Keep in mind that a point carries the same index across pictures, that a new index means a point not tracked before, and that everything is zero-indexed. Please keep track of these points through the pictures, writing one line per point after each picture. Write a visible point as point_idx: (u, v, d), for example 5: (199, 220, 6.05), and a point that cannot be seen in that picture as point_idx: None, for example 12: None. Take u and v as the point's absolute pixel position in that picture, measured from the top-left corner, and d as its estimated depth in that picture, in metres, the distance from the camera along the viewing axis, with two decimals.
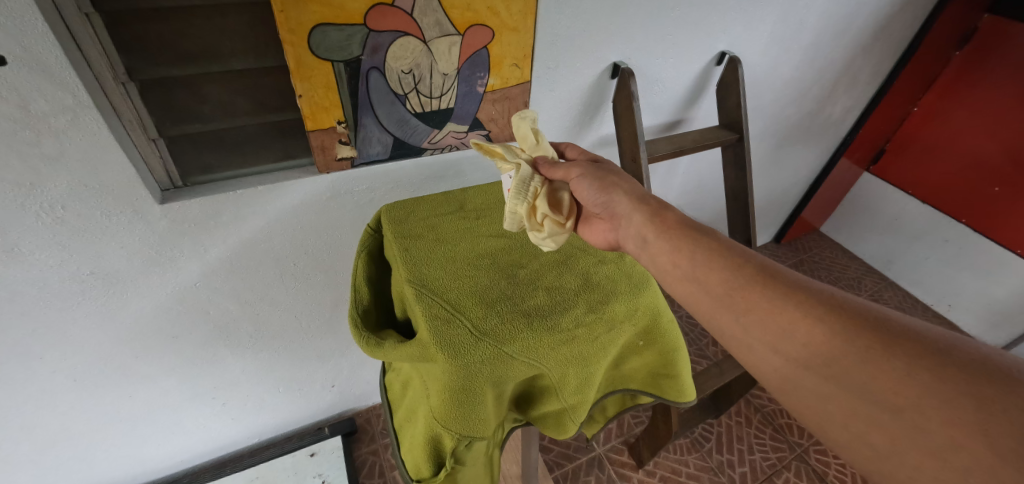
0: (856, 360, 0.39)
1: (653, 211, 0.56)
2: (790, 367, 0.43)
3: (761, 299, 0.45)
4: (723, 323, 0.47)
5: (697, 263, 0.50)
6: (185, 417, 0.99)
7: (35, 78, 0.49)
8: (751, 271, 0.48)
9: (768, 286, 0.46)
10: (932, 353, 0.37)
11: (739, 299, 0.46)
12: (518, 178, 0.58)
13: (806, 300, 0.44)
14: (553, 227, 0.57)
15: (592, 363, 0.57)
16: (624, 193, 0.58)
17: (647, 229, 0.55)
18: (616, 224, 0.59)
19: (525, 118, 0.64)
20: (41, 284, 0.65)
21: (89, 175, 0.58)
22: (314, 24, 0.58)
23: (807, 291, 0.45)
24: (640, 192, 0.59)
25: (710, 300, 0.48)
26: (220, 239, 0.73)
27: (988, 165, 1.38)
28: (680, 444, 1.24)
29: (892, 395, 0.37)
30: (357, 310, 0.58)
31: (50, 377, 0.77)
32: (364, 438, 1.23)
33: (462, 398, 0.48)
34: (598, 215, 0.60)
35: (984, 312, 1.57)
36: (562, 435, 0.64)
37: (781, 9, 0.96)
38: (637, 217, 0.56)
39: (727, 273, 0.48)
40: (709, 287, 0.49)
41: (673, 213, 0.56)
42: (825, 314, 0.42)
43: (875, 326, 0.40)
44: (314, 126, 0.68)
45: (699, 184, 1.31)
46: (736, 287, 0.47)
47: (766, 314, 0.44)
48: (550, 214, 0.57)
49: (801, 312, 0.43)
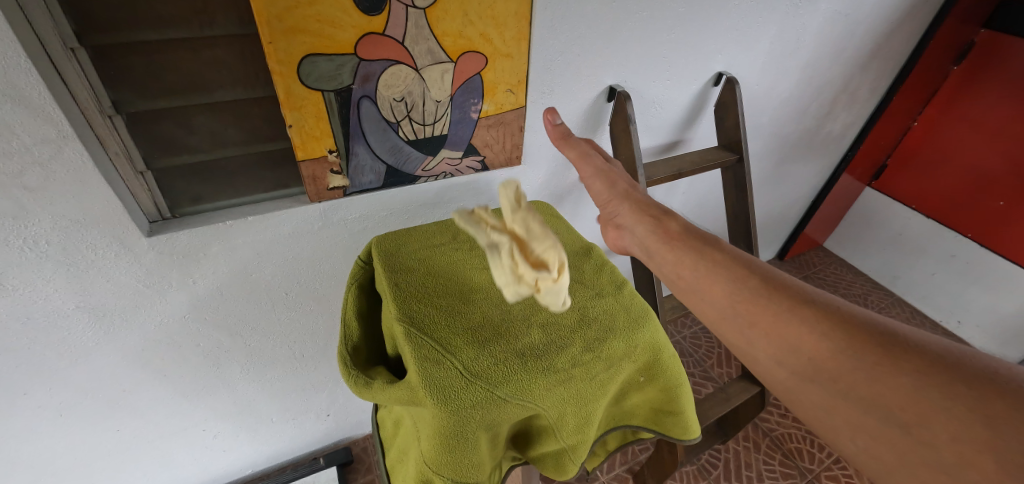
0: (864, 376, 0.40)
1: (656, 222, 0.59)
2: (796, 382, 0.44)
3: (766, 313, 0.46)
4: (731, 336, 0.49)
5: (702, 274, 0.52)
6: (174, 451, 0.96)
7: (20, 113, 0.48)
8: (755, 285, 0.48)
9: (772, 301, 0.47)
10: (939, 368, 0.38)
11: (744, 313, 0.48)
12: (490, 253, 0.49)
13: (812, 313, 0.45)
14: (553, 285, 0.50)
15: (592, 402, 0.54)
16: (627, 204, 0.63)
17: (652, 239, 0.58)
18: (623, 231, 0.64)
19: (506, 184, 0.53)
20: (23, 318, 0.63)
21: (74, 209, 0.57)
22: (303, 55, 0.58)
23: (813, 304, 0.45)
24: (643, 202, 0.62)
25: (717, 311, 0.50)
26: (209, 271, 0.71)
27: (992, 178, 1.36)
28: (686, 472, 1.20)
29: (900, 411, 0.38)
30: (346, 347, 0.56)
31: (36, 412, 0.74)
32: (360, 469, 1.18)
33: (454, 444, 0.46)
34: (608, 222, 0.66)
35: (995, 329, 1.52)
36: (561, 476, 0.61)
37: (777, 29, 0.95)
38: (641, 228, 0.60)
39: (731, 286, 0.49)
40: (715, 300, 0.50)
41: (676, 221, 0.58)
42: (831, 329, 0.43)
43: (883, 341, 0.41)
44: (304, 156, 0.67)
45: (700, 204, 1.29)
46: (741, 300, 0.48)
47: (771, 329, 0.46)
48: (543, 274, 0.49)
49: (808, 328, 0.44)
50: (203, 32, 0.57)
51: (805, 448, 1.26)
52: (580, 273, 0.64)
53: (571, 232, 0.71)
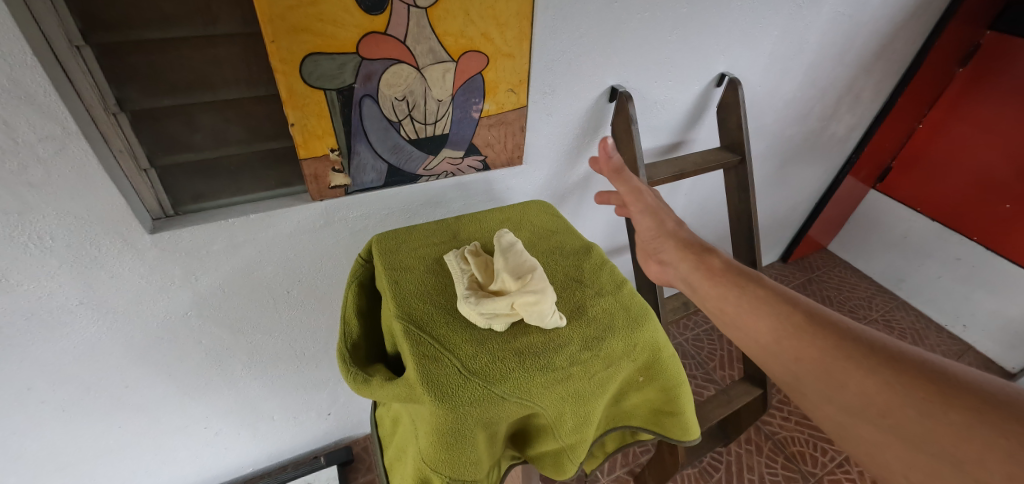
0: (911, 413, 0.40)
1: (699, 259, 0.62)
2: (844, 417, 0.44)
3: (809, 347, 0.48)
4: (776, 370, 0.51)
5: (746, 309, 0.54)
6: (176, 447, 0.96)
7: (25, 110, 0.49)
8: (798, 321, 0.50)
9: (815, 334, 0.48)
10: (992, 405, 0.36)
11: (788, 348, 0.49)
12: (461, 308, 0.54)
13: (856, 348, 0.45)
14: (532, 304, 0.52)
15: (590, 401, 0.54)
16: (673, 243, 0.66)
17: (694, 275, 0.62)
18: (666, 265, 0.67)
19: (451, 253, 0.61)
20: (27, 313, 0.64)
21: (78, 206, 0.57)
22: (306, 54, 0.58)
23: (856, 339, 0.46)
24: (689, 241, 0.66)
25: (762, 346, 0.52)
26: (212, 268, 0.72)
27: (999, 182, 1.35)
28: (688, 474, 1.19)
29: (950, 447, 0.37)
30: (346, 344, 0.57)
31: (39, 406, 0.75)
32: (361, 468, 1.18)
33: (452, 442, 0.46)
34: (653, 256, 0.70)
35: (1000, 333, 1.50)
36: (560, 476, 0.60)
37: (780, 29, 0.95)
38: (685, 264, 0.63)
39: (773, 321, 0.52)
40: (759, 334, 0.52)
41: (719, 259, 0.61)
42: (877, 364, 0.43)
43: (930, 376, 0.40)
44: (307, 155, 0.67)
45: (702, 204, 1.28)
46: (784, 336, 0.50)
47: (814, 362, 0.47)
48: (512, 299, 0.53)
49: (853, 362, 0.44)
50: (208, 30, 0.57)
51: (807, 452, 1.24)
52: (579, 272, 0.64)
53: (571, 231, 0.71)
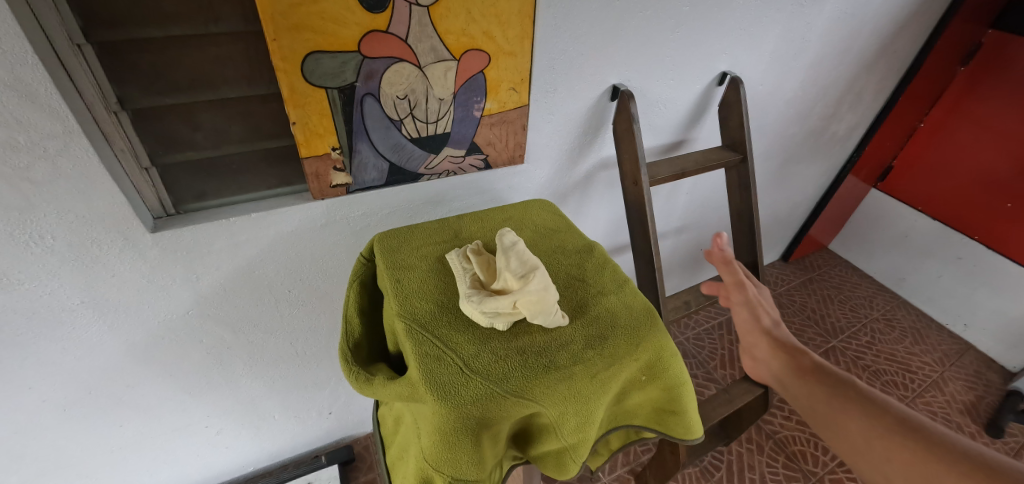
0: None
1: (792, 358, 0.65)
2: None
3: (900, 448, 0.47)
4: (868, 471, 0.49)
5: (834, 407, 0.55)
6: (177, 446, 0.96)
7: (26, 109, 0.49)
8: (888, 421, 0.50)
9: (903, 435, 0.48)
10: None
11: (879, 447, 0.49)
12: (463, 307, 0.54)
13: (948, 453, 0.44)
14: (534, 302, 0.52)
15: (592, 401, 0.53)
16: (767, 340, 0.69)
17: (788, 373, 0.64)
18: (761, 360, 0.69)
19: (453, 252, 0.61)
20: (28, 313, 0.64)
21: (79, 205, 0.57)
22: (307, 52, 0.58)
23: (947, 447, 0.45)
24: (785, 340, 0.68)
25: (851, 444, 0.52)
26: (213, 267, 0.71)
27: (1000, 181, 1.35)
28: (689, 473, 1.19)
29: None
30: (348, 344, 0.57)
31: (40, 405, 0.75)
32: (361, 467, 1.18)
33: (454, 441, 0.46)
34: (750, 352, 0.71)
35: (1001, 333, 1.49)
36: (562, 475, 0.60)
37: (781, 28, 0.95)
38: (778, 361, 0.66)
39: (863, 419, 0.52)
40: (850, 433, 0.52)
41: (809, 359, 0.64)
42: (970, 469, 0.42)
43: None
44: (308, 153, 0.67)
45: (703, 203, 1.28)
46: (874, 436, 0.50)
47: (904, 462, 0.46)
48: (514, 297, 0.52)
49: (944, 466, 0.44)
50: (208, 28, 0.57)
51: (808, 451, 1.24)
52: (582, 271, 0.64)
53: (573, 229, 0.71)
